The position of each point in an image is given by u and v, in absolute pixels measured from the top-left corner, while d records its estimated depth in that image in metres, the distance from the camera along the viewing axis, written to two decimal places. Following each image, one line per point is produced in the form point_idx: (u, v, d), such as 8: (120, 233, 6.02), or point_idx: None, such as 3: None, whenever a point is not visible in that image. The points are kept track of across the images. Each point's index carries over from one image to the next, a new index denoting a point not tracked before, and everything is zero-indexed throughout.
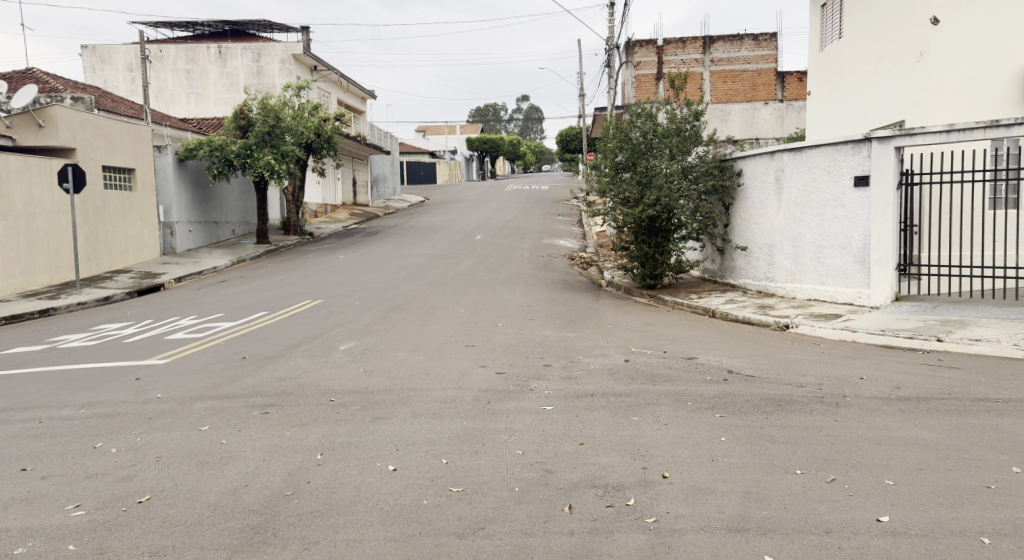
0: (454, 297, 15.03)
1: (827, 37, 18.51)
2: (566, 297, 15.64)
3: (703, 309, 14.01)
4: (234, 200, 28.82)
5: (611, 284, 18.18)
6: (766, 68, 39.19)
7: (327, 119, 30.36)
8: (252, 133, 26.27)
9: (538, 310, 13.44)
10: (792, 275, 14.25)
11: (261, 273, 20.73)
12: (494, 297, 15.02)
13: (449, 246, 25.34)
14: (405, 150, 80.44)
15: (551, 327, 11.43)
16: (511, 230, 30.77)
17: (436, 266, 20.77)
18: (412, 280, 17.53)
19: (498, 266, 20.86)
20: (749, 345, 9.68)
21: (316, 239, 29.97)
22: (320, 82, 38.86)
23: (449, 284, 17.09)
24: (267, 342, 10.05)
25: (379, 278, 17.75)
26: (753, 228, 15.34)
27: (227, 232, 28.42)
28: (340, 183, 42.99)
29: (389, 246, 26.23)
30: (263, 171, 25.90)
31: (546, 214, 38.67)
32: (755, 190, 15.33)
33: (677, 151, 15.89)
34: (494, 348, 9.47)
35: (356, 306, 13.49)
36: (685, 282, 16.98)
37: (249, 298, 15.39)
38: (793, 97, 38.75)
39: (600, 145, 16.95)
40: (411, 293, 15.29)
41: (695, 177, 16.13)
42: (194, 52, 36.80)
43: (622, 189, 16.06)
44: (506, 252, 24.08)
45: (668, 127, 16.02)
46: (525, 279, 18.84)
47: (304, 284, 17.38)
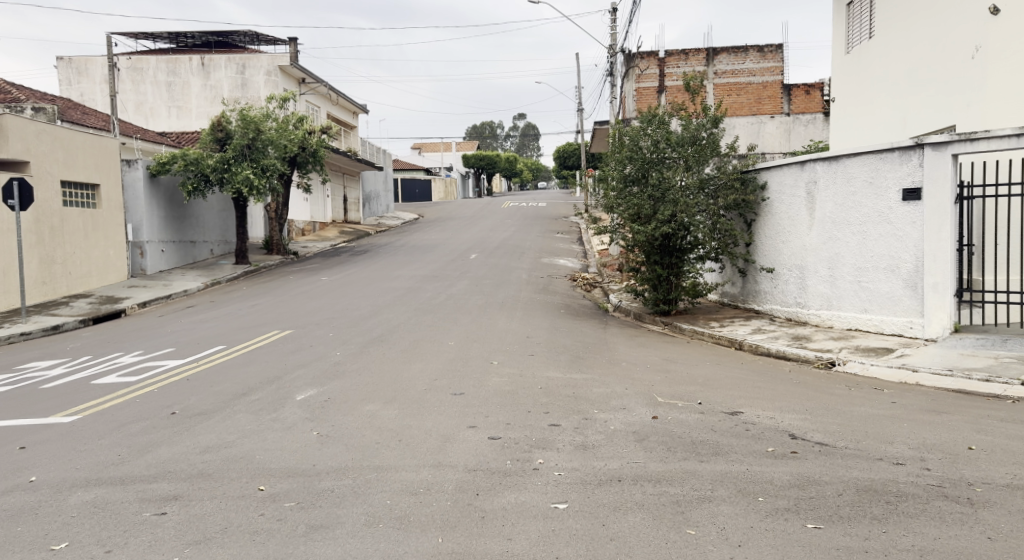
0: (443, 326, 13.29)
1: (854, 38, 16.85)
2: (569, 326, 13.91)
3: (727, 341, 12.29)
4: (212, 218, 27.05)
5: (619, 310, 16.43)
6: (771, 81, 36.88)
7: (312, 132, 28.66)
8: (230, 146, 24.55)
9: (538, 342, 11.70)
10: (828, 301, 12.51)
11: (235, 296, 18.98)
12: (487, 326, 13.28)
13: (442, 266, 23.61)
14: (399, 167, 78.82)
15: (555, 365, 9.70)
16: (509, 249, 29.08)
17: (425, 288, 19.03)
18: (397, 306, 15.79)
19: (494, 288, 19.13)
20: (800, 394, 7.91)
21: (301, 259, 28.25)
22: (308, 96, 37.30)
23: (438, 311, 15.35)
24: (211, 388, 8.32)
25: (361, 304, 16.01)
26: (781, 248, 13.62)
27: (204, 251, 26.63)
28: (330, 200, 41.36)
29: (377, 266, 24.50)
30: (242, 186, 24.17)
31: (544, 231, 37.01)
32: (782, 204, 13.61)
33: (692, 162, 14.19)
34: (486, 397, 7.73)
35: (329, 338, 11.75)
36: (702, 306, 15.23)
37: (211, 328, 13.65)
38: (801, 110, 36.47)
39: (606, 155, 15.29)
40: (394, 322, 13.56)
41: (713, 191, 14.35)
42: (175, 63, 35.16)
43: (631, 203, 14.36)
44: (503, 272, 22.37)
45: (682, 135, 14.32)
46: (523, 303, 17.12)
47: (277, 310, 15.63)
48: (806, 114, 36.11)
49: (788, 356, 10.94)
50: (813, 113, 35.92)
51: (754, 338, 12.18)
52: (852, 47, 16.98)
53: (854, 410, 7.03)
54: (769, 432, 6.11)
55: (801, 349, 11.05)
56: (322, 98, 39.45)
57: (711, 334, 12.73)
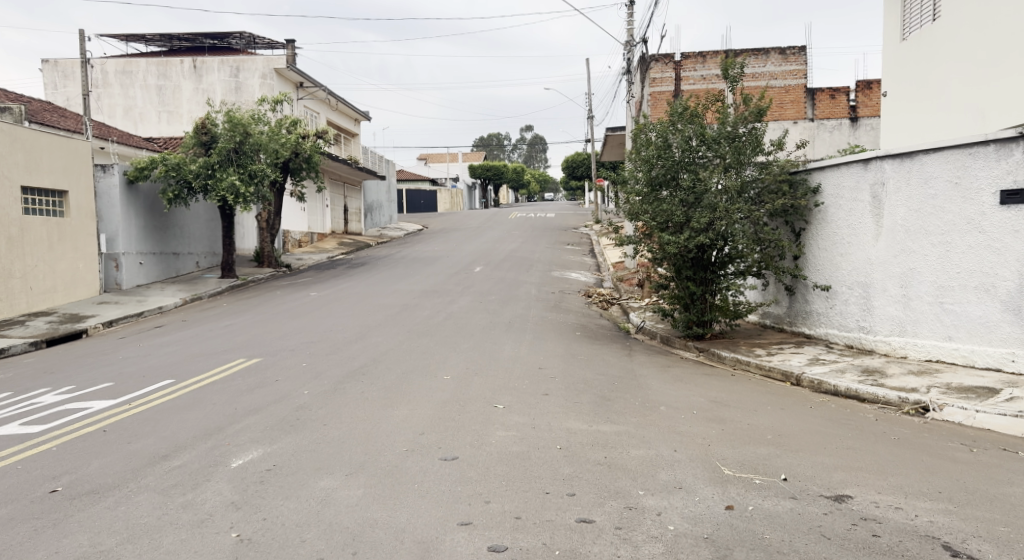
0: (440, 352, 11.28)
1: (912, 23, 14.88)
2: (589, 352, 11.90)
3: (781, 374, 10.28)
4: (198, 229, 25.18)
5: (643, 332, 14.40)
6: (794, 85, 34.10)
7: (307, 136, 26.71)
8: (216, 150, 22.60)
9: (554, 375, 9.70)
10: (901, 326, 10.53)
11: (212, 314, 17.05)
12: (493, 353, 11.26)
13: (443, 281, 21.66)
14: (404, 178, 77.03)
15: (576, 410, 7.69)
16: (517, 261, 27.14)
17: (424, 305, 17.04)
18: (390, 326, 13.79)
19: (501, 305, 17.13)
20: (912, 459, 5.91)
21: (293, 272, 26.34)
22: (305, 100, 35.56)
23: (437, 332, 13.36)
24: (127, 445, 6.30)
25: (349, 325, 14.01)
26: (840, 262, 11.66)
27: (190, 264, 24.76)
28: (329, 211, 39.57)
29: (374, 279, 22.56)
30: (228, 194, 22.20)
31: (553, 243, 35.11)
32: (840, 210, 11.67)
33: (732, 161, 12.23)
34: (488, 464, 5.70)
35: (301, 370, 9.75)
36: (742, 329, 13.19)
37: (169, 354, 11.65)
38: (824, 115, 33.44)
39: (629, 154, 13.36)
40: (384, 347, 11.56)
41: (755, 196, 12.37)
42: (166, 66, 33.36)
43: (659, 209, 12.38)
44: (510, 287, 20.36)
45: (719, 131, 12.41)
46: (534, 323, 15.10)
47: (251, 332, 13.61)
48: (831, 119, 33.24)
49: (862, 396, 8.92)
50: (840, 117, 33.15)
51: (815, 370, 10.17)
52: (908, 33, 15.06)
53: (1008, 493, 5.00)
54: (911, 549, 4.15)
55: (879, 385, 9.03)
56: (321, 104, 37.65)
57: (759, 364, 10.73)
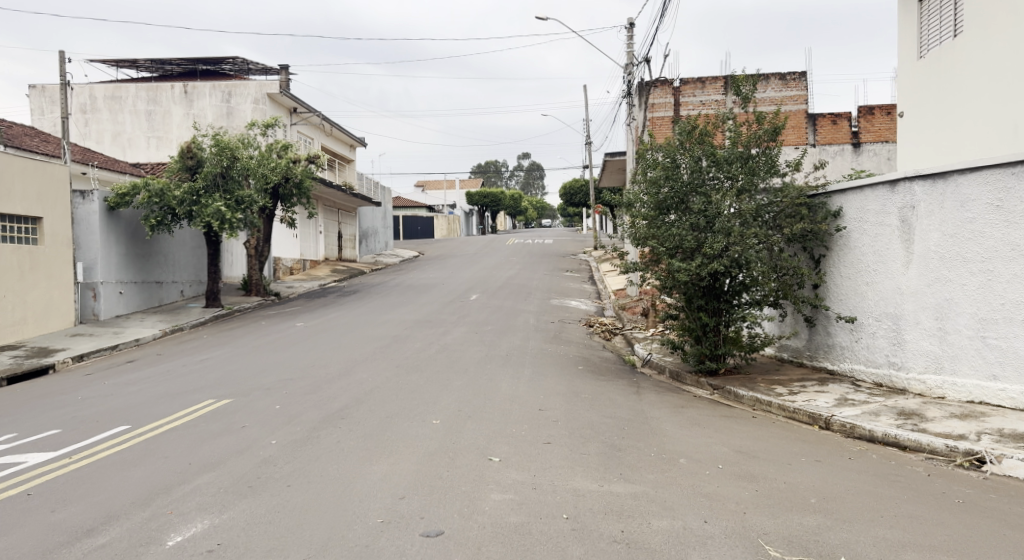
0: (431, 389, 10.31)
1: (931, 39, 14.04)
2: (592, 388, 10.97)
3: (808, 416, 9.33)
4: (184, 256, 24.26)
5: (650, 366, 13.43)
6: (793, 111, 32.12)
7: (298, 161, 25.73)
8: (201, 175, 21.58)
9: (556, 417, 8.76)
10: (938, 362, 9.60)
11: (191, 347, 16.07)
12: (488, 390, 10.32)
13: (437, 309, 20.73)
14: (401, 204, 76.18)
15: (582, 464, 6.73)
16: (514, 289, 26.20)
17: (417, 336, 16.06)
18: (379, 360, 12.82)
19: (497, 336, 16.15)
20: (990, 537, 4.97)
21: (282, 301, 25.41)
22: (298, 125, 34.76)
23: (428, 366, 12.40)
24: (53, 515, 5.34)
25: (335, 359, 13.05)
26: (865, 292, 10.75)
27: (174, 293, 23.82)
28: (322, 237, 38.71)
29: (365, 308, 21.64)
30: (213, 220, 21.13)
31: (551, 270, 34.20)
32: (865, 236, 10.77)
33: (746, 182, 11.36)
34: (479, 543, 4.75)
35: (276, 412, 8.79)
36: (758, 363, 12.23)
37: (134, 393, 10.69)
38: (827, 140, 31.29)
39: (634, 177, 12.48)
40: (370, 384, 10.60)
41: (772, 220, 11.47)
42: (155, 91, 32.37)
43: (667, 234, 11.46)
44: (508, 317, 19.40)
45: (731, 151, 11.54)
46: (533, 355, 14.13)
47: (229, 367, 12.62)
48: (832, 145, 31.12)
49: (902, 442, 8.00)
50: (841, 143, 30.81)
51: (845, 413, 9.21)
52: (926, 50, 14.21)
53: None
54: None
55: (921, 431, 8.10)
56: (315, 129, 36.76)
57: (781, 404, 9.79)
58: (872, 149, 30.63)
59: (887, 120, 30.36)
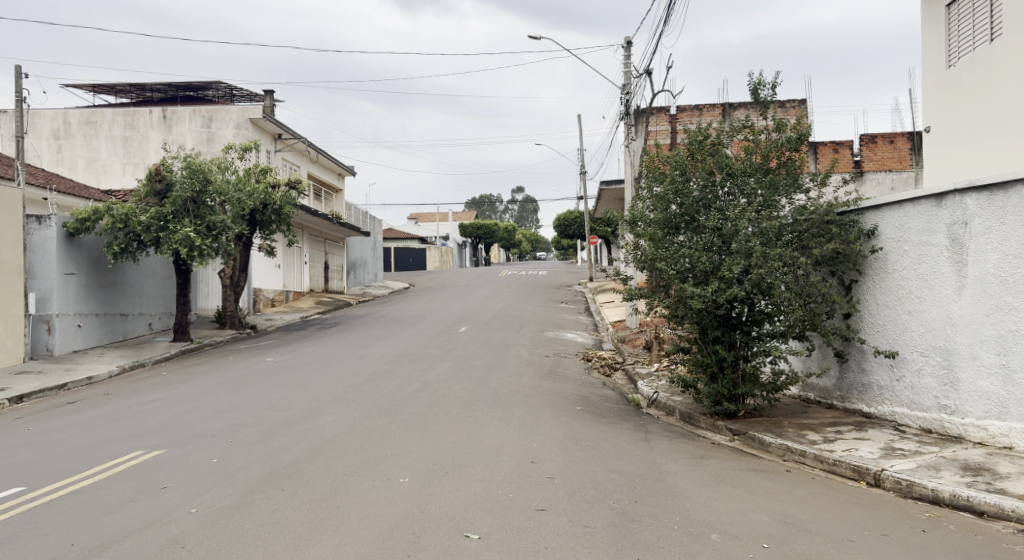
0: (404, 435, 8.78)
1: (962, 44, 12.61)
2: (592, 433, 9.48)
3: (852, 471, 7.84)
4: (152, 286, 22.75)
5: (656, 407, 11.89)
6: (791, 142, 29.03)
7: (278, 185, 24.24)
8: (169, 199, 20.03)
9: (552, 473, 7.26)
10: (1005, 408, 8.12)
11: (146, 386, 14.51)
12: (472, 436, 8.82)
13: (422, 342, 19.20)
14: (392, 235, 74.72)
15: (587, 546, 5.24)
16: (506, 321, 24.67)
17: (397, 371, 14.51)
18: (350, 400, 11.28)
19: (486, 371, 14.63)
20: None
21: (258, 334, 23.88)
22: (282, 152, 33.35)
23: (405, 406, 10.87)
24: None
25: (299, 399, 11.50)
26: (908, 323, 9.30)
27: (141, 326, 22.28)
28: (306, 268, 37.19)
29: (345, 341, 20.11)
30: (182, 247, 19.55)
31: (546, 301, 32.62)
32: (906, 257, 9.33)
33: (767, 197, 9.94)
34: None
35: (213, 467, 7.27)
36: (781, 405, 10.72)
37: (55, 442, 9.14)
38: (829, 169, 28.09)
39: (639, 194, 11.09)
40: (334, 429, 9.08)
41: (798, 240, 10.01)
42: (133, 116, 30.85)
43: (677, 255, 10.03)
44: (498, 350, 17.88)
45: (750, 163, 10.14)
46: (526, 393, 12.59)
47: (178, 410, 11.05)
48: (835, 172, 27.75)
49: (978, 508, 6.60)
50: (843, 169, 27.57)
51: (898, 467, 7.74)
52: (955, 58, 12.81)
53: None
54: None
55: (1001, 492, 6.69)
56: (301, 156, 35.39)
57: (817, 454, 8.30)
58: (875, 178, 27.47)
59: (891, 149, 27.60)
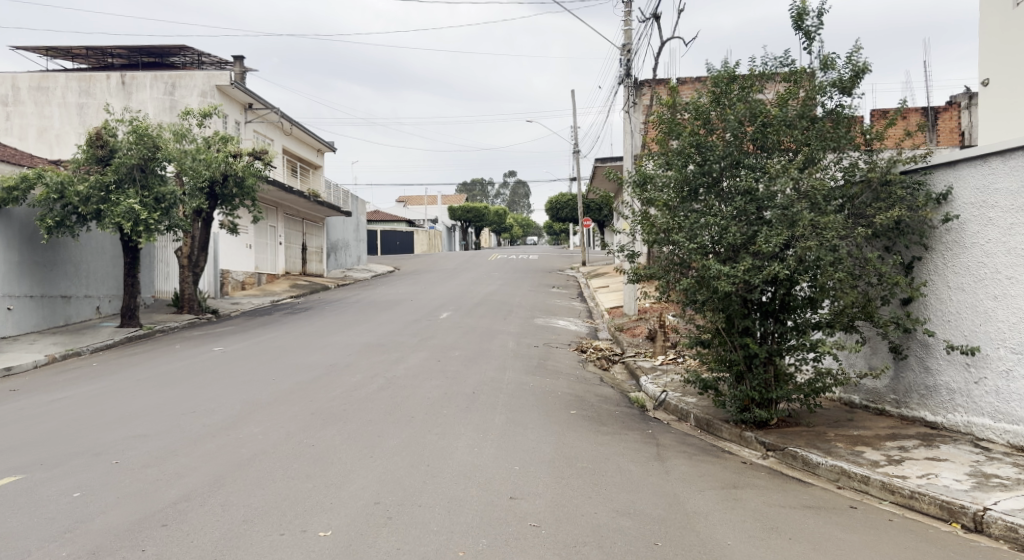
0: (347, 453, 6.73)
1: None
2: (592, 449, 7.46)
3: (941, 509, 5.86)
4: (100, 265, 20.67)
5: (666, 411, 9.86)
6: None
7: (240, 155, 22.15)
8: (112, 165, 17.90)
9: (538, 517, 5.25)
10: None
11: (65, 379, 12.43)
12: (436, 455, 6.79)
13: (396, 329, 17.15)
14: (378, 218, 72.56)
15: None
16: (492, 306, 22.67)
17: (360, 363, 12.47)
18: (292, 400, 9.25)
19: (464, 364, 12.59)
20: None
21: (219, 320, 21.82)
22: (253, 123, 31.27)
23: (359, 407, 8.85)
24: None
25: (232, 399, 9.45)
26: (995, 311, 7.30)
27: (87, 309, 20.21)
28: (282, 249, 35.12)
29: (311, 328, 18.05)
30: (124, 220, 17.53)
31: (536, 286, 30.63)
32: (995, 226, 7.31)
33: (812, 152, 7.89)
34: None
35: (64, 507, 5.23)
36: (822, 411, 8.68)
37: None
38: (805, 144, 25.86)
39: (649, 150, 9.00)
40: (256, 445, 7.04)
41: (851, 206, 7.93)
42: (89, 81, 28.78)
43: (699, 224, 7.96)
44: (481, 338, 15.85)
45: (792, 111, 8.08)
46: (509, 390, 10.56)
47: (78, 412, 8.98)
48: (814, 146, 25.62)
49: None
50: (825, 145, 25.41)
51: (1004, 503, 5.78)
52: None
53: None
54: None
55: None
56: (274, 128, 33.35)
57: (885, 482, 6.32)
58: None
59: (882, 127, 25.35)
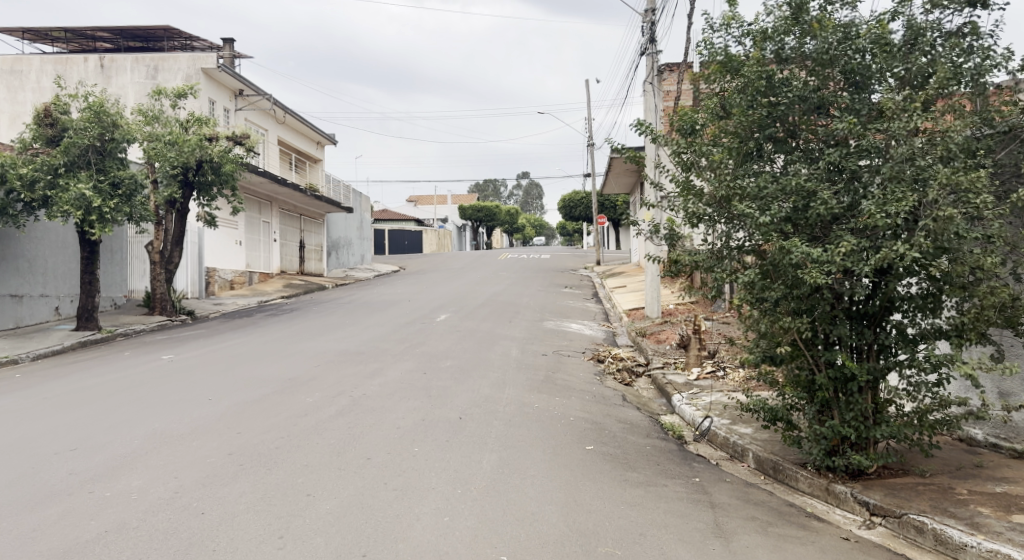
0: (246, 536, 4.42)
1: None
2: (617, 517, 5.08)
3: None
4: (60, 260, 18.46)
5: (717, 445, 7.44)
6: None
7: (216, 139, 20.02)
8: (61, 146, 15.73)
9: None
10: None
11: None
12: (383, 536, 4.48)
13: (383, 334, 14.85)
14: (386, 217, 70.47)
15: None
16: (496, 308, 20.38)
17: (327, 376, 10.17)
18: (216, 431, 6.94)
19: (455, 378, 10.28)
20: None
21: (192, 322, 19.64)
22: (243, 111, 29.24)
23: (298, 443, 6.50)
24: None
25: (141, 428, 7.17)
26: None
27: (43, 310, 18.04)
28: (276, 246, 32.98)
29: (287, 333, 15.80)
30: (74, 208, 15.36)
31: (547, 286, 28.33)
32: None
33: (941, 84, 5.41)
34: None
35: None
36: (938, 454, 6.19)
37: None
38: None
39: (694, 92, 6.55)
40: (117, 514, 4.72)
41: (998, 164, 5.42)
42: (66, 65, 26.85)
43: (772, 189, 5.53)
44: (481, 345, 13.49)
45: (910, 26, 5.60)
46: (508, 415, 8.20)
47: None
48: None
49: None
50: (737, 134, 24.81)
51: None
52: None
53: None
54: None
55: None
56: (267, 117, 31.26)
57: None
58: None
59: None
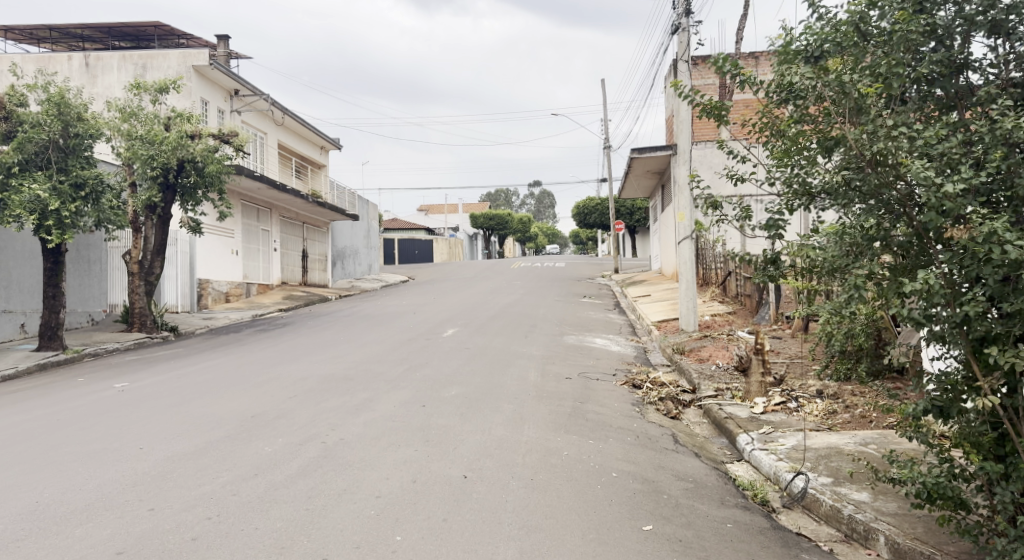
0: None
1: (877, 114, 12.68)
2: None
3: None
4: (26, 272, 16.59)
5: (828, 517, 5.39)
6: None
7: (201, 137, 18.08)
8: (15, 142, 13.83)
9: None
10: None
11: None
12: None
13: (381, 354, 12.84)
14: (397, 226, 68.66)
15: None
16: (510, 320, 18.35)
17: (303, 411, 8.17)
18: (119, 509, 4.96)
19: (461, 413, 8.24)
20: None
21: (174, 340, 17.73)
22: (239, 112, 27.40)
23: (227, 535, 4.50)
24: None
25: (21, 501, 5.21)
26: None
27: (6, 328, 16.15)
28: (278, 256, 31.14)
29: (272, 353, 13.82)
30: (28, 212, 13.46)
31: (565, 296, 26.26)
32: None
33: None
34: None
35: None
36: None
37: None
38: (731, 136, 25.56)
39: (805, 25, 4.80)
40: None
41: None
42: (49, 64, 25.09)
43: (953, 146, 3.68)
44: (493, 367, 11.44)
45: None
46: (527, 472, 6.14)
47: None
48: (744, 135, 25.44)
49: None
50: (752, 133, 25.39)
51: None
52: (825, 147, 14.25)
53: None
54: None
55: None
56: (265, 119, 29.41)
57: None
58: None
59: None
